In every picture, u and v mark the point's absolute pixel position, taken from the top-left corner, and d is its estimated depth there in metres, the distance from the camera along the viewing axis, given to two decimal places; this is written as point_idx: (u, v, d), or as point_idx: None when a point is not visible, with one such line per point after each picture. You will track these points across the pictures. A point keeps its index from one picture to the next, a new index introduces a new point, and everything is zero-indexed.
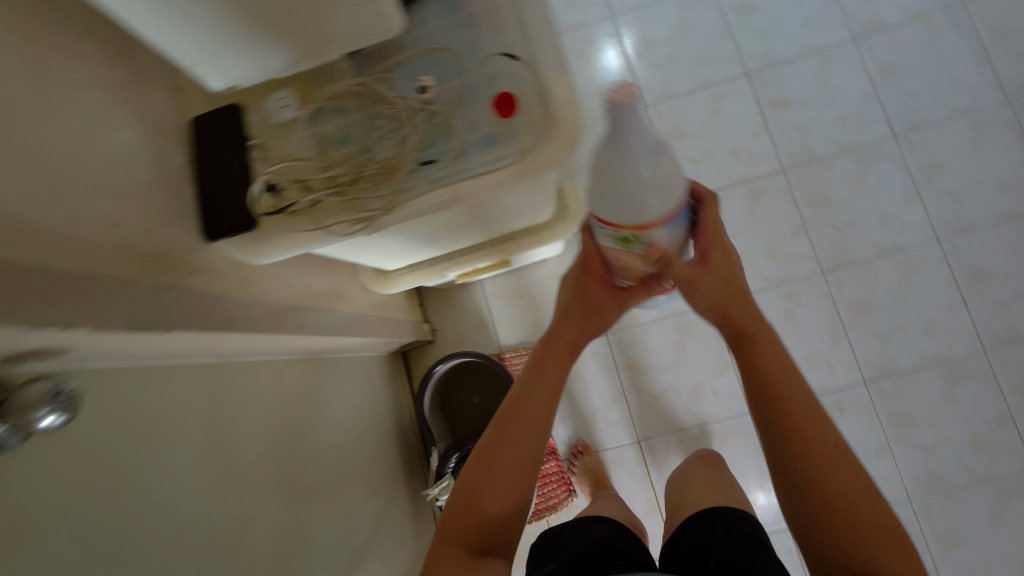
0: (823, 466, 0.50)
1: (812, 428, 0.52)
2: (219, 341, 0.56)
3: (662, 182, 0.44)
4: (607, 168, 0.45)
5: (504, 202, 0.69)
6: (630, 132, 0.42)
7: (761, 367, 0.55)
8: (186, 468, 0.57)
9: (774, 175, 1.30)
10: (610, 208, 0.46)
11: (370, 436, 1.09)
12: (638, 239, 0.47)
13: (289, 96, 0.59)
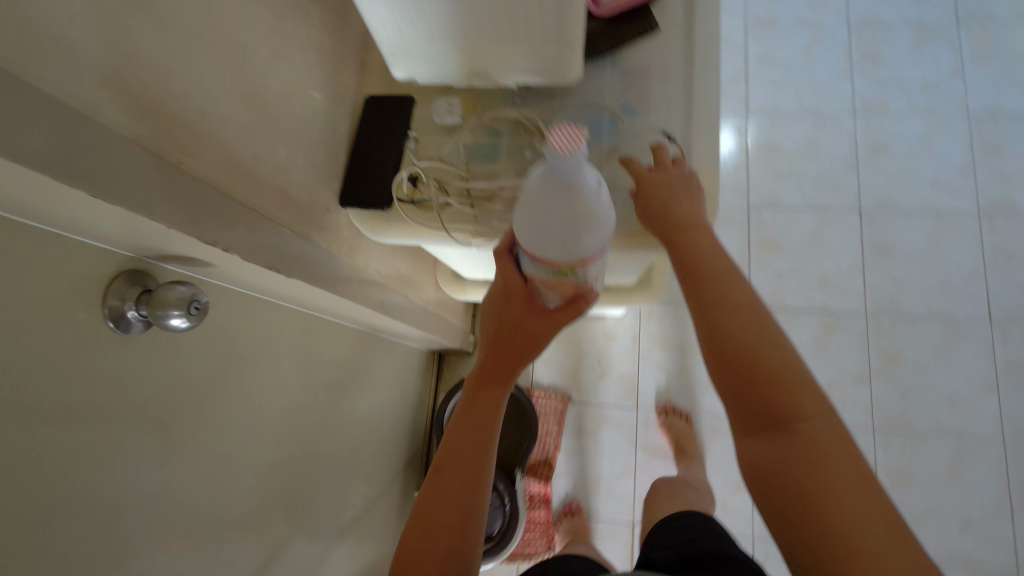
0: (772, 361, 0.43)
1: (753, 319, 0.45)
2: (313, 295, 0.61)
3: (597, 218, 0.41)
4: (539, 207, 0.41)
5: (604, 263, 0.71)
6: (566, 167, 0.38)
7: (699, 268, 0.49)
8: (242, 395, 0.61)
9: (856, 316, 1.28)
10: (539, 241, 0.42)
11: (388, 420, 1.11)
12: (575, 272, 0.44)
13: (458, 106, 0.64)
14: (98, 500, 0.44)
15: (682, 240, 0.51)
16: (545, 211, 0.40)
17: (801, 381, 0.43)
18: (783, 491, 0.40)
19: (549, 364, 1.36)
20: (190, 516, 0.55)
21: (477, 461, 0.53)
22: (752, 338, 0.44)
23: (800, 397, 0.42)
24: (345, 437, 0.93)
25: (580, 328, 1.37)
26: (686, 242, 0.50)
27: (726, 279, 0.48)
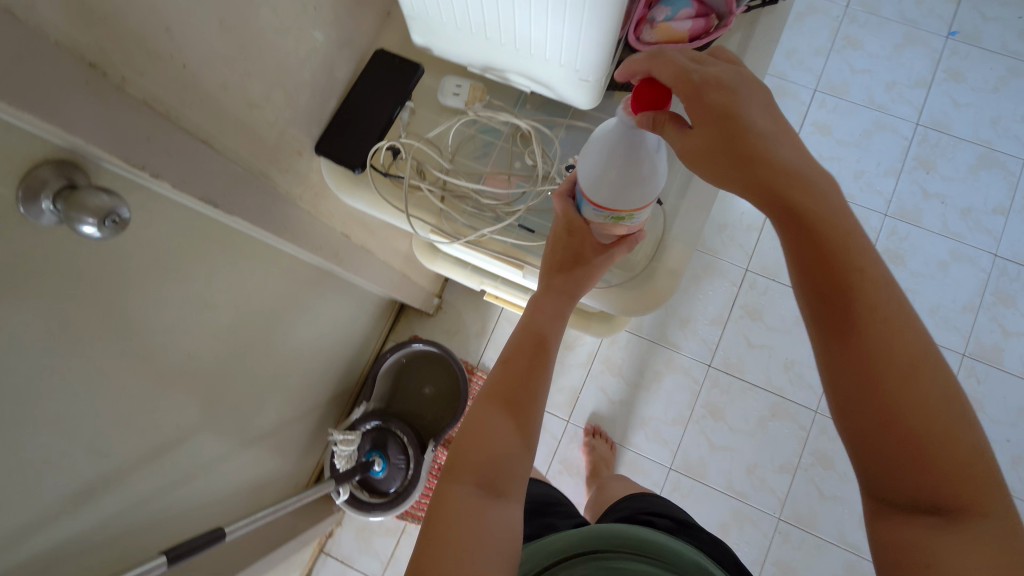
0: (923, 401, 0.37)
1: (899, 349, 0.38)
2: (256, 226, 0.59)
3: (657, 175, 0.45)
4: (595, 153, 0.45)
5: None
6: (630, 125, 0.43)
7: (835, 266, 0.40)
8: (164, 301, 0.61)
9: (805, 409, 1.29)
10: (595, 185, 0.46)
11: (325, 353, 1.13)
12: (631, 218, 0.48)
13: (464, 91, 0.61)
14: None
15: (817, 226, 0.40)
16: (599, 157, 0.45)
17: (958, 428, 0.37)
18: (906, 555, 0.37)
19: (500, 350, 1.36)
20: (74, 401, 0.56)
21: (529, 379, 0.51)
22: (895, 370, 0.38)
23: (962, 481, 0.36)
24: (272, 359, 0.93)
25: None
26: (819, 233, 0.40)
27: (870, 291, 0.39)
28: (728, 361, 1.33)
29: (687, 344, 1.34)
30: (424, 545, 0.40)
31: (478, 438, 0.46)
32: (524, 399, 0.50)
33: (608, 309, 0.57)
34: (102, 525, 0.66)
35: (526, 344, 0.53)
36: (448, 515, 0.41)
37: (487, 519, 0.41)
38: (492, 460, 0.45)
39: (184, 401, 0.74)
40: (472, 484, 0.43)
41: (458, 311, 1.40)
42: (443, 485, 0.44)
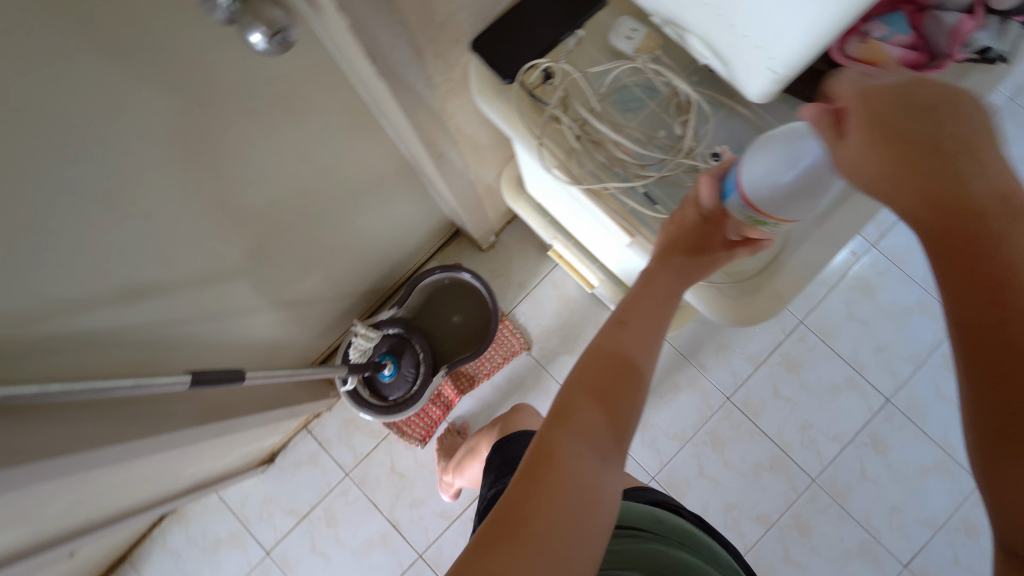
0: None
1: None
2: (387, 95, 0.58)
3: (823, 194, 0.42)
4: (766, 153, 0.43)
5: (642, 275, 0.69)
6: (814, 136, 0.39)
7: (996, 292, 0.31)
8: (273, 138, 0.61)
9: (803, 473, 1.27)
10: (754, 184, 0.44)
11: (378, 246, 1.13)
12: (770, 225, 0.46)
13: (639, 37, 0.58)
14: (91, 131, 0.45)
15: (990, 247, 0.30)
16: (768, 159, 0.42)
17: None
18: None
19: (535, 307, 1.36)
20: (161, 204, 0.56)
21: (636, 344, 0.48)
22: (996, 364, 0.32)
23: None
24: (331, 234, 0.94)
25: (583, 300, 1.36)
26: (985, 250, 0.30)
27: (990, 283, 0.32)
28: (748, 400, 1.31)
29: (715, 370, 1.32)
30: (528, 490, 0.36)
31: (588, 393, 0.43)
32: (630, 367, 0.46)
33: (716, 318, 0.55)
34: (144, 324, 0.68)
35: (637, 314, 0.50)
36: (559, 465, 0.37)
37: (597, 479, 0.38)
38: (599, 418, 0.42)
39: (250, 241, 0.75)
40: (585, 440, 0.40)
41: (509, 255, 1.39)
42: (548, 431, 0.40)
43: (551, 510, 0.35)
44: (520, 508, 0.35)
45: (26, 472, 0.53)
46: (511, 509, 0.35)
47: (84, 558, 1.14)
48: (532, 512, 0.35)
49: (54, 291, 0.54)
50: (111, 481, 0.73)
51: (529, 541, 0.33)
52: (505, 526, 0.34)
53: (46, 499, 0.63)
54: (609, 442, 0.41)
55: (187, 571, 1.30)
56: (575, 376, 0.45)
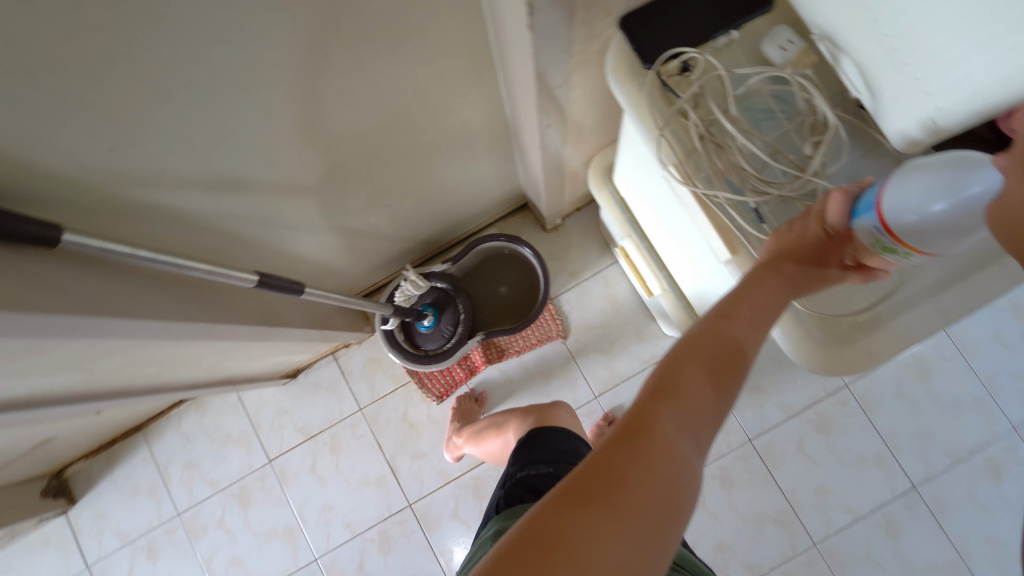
0: None
1: None
2: (521, 51, 0.57)
3: (972, 234, 0.39)
4: (919, 180, 0.40)
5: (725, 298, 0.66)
6: (990, 171, 0.37)
7: None
8: (397, 65, 0.61)
9: (805, 534, 1.24)
10: (897, 208, 0.41)
11: (450, 199, 1.14)
12: (902, 254, 0.44)
13: (792, 50, 0.54)
14: (241, 15, 0.45)
15: None
16: (924, 187, 0.39)
17: None
18: None
19: (582, 298, 1.35)
20: (277, 103, 0.57)
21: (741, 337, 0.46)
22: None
23: None
24: (412, 175, 0.94)
25: (631, 305, 1.34)
26: None
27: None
28: (769, 448, 1.28)
29: (744, 409, 1.29)
30: (619, 457, 0.36)
31: (685, 378, 0.42)
32: (733, 357, 0.45)
33: (793, 355, 0.53)
34: (228, 214, 0.70)
35: (745, 309, 0.48)
36: (652, 440, 0.37)
37: (688, 463, 0.37)
38: (695, 404, 0.41)
39: (341, 161, 0.76)
40: (679, 421, 0.39)
41: (569, 241, 1.37)
42: (643, 407, 0.40)
43: (642, 482, 0.35)
44: (612, 476, 0.35)
45: (99, 324, 0.56)
46: (602, 475, 0.35)
47: (106, 418, 1.20)
48: (621, 479, 0.35)
49: (161, 160, 0.55)
50: (160, 355, 0.76)
51: (619, 507, 0.34)
52: (595, 486, 0.35)
53: (105, 355, 0.66)
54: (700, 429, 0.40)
55: (192, 457, 1.36)
56: (670, 358, 0.45)
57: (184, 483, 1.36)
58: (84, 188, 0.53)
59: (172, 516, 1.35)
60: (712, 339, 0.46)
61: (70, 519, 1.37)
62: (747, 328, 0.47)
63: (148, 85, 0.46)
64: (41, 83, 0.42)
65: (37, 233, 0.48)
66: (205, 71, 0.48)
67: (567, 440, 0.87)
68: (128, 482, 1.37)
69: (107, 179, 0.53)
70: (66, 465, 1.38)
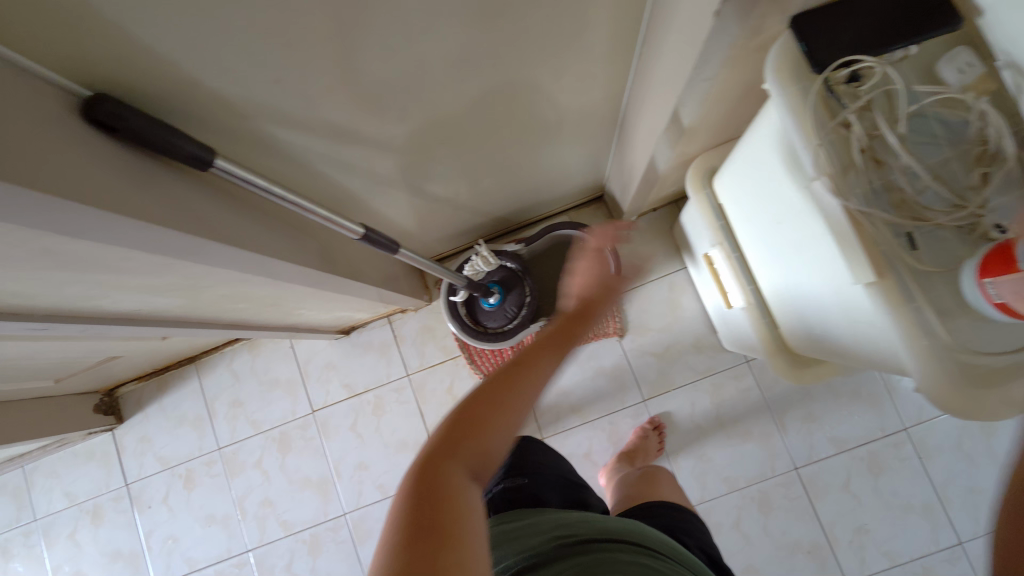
0: None
1: None
2: (685, 34, 0.55)
3: None
4: None
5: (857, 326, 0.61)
6: None
7: None
8: (547, 35, 0.60)
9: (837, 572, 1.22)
10: None
11: (535, 180, 1.13)
12: None
13: (976, 74, 0.50)
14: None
15: None
16: None
17: None
18: None
19: (643, 300, 1.33)
20: (426, 52, 0.56)
21: (535, 343, 0.57)
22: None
23: None
24: (511, 150, 0.93)
25: (693, 314, 1.32)
26: None
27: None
28: (814, 479, 1.25)
29: (794, 437, 1.26)
30: (448, 499, 0.43)
31: (494, 416, 0.50)
32: (528, 357, 0.55)
33: (923, 391, 0.51)
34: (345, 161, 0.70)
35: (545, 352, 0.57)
36: (451, 480, 0.44)
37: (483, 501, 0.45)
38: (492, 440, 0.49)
39: (456, 124, 0.76)
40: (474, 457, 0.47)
41: (639, 241, 1.35)
42: (444, 454, 0.46)
43: (456, 502, 0.43)
44: (445, 515, 0.41)
45: (218, 249, 0.56)
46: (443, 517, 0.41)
47: (168, 345, 1.23)
48: (456, 516, 0.42)
49: (306, 93, 0.55)
50: (255, 292, 0.77)
51: (449, 529, 0.40)
52: (429, 524, 0.40)
53: (209, 283, 0.67)
54: (511, 410, 0.51)
55: (239, 397, 1.39)
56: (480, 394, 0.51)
57: (228, 420, 1.39)
58: (231, 107, 0.53)
59: (213, 450, 1.38)
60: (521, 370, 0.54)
61: (115, 436, 1.41)
62: (549, 345, 0.57)
63: (323, 13, 0.46)
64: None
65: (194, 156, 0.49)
66: (377, 6, 0.47)
67: (544, 453, 1.00)
68: (174, 411, 1.40)
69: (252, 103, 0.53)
70: (119, 385, 1.42)
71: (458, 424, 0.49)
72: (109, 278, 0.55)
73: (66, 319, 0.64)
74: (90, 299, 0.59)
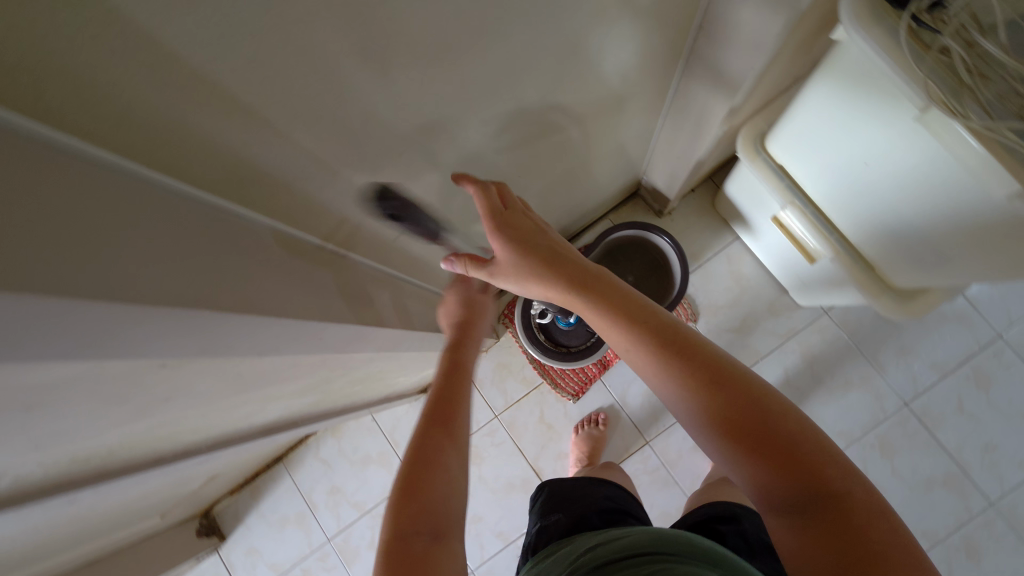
0: (778, 417, 0.49)
1: (751, 389, 0.51)
2: None
3: None
4: None
5: (999, 237, 0.61)
6: None
7: (690, 346, 0.53)
8: (609, 32, 0.61)
9: (980, 495, 1.20)
10: None
11: (580, 192, 1.14)
12: None
13: None
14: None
15: (705, 357, 0.53)
16: None
17: (791, 434, 0.48)
18: (794, 482, 0.47)
19: (705, 280, 1.33)
20: (506, 76, 0.57)
21: (427, 419, 0.63)
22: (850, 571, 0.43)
23: (807, 467, 0.47)
24: (562, 164, 0.94)
25: (759, 280, 1.31)
26: (668, 327, 0.55)
27: (836, 475, 0.47)
28: (927, 410, 1.23)
29: (894, 374, 1.25)
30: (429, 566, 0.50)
31: (427, 480, 0.57)
32: (438, 408, 0.64)
33: None
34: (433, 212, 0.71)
35: (446, 407, 0.64)
36: (422, 551, 0.51)
37: (451, 554, 0.53)
38: (430, 499, 0.56)
39: (519, 146, 0.77)
40: (426, 516, 0.54)
41: (684, 224, 1.36)
42: (403, 530, 0.53)
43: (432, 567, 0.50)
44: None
45: (350, 329, 0.56)
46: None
47: (261, 450, 1.21)
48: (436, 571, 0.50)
49: (403, 142, 0.56)
50: (372, 368, 0.76)
51: None
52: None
53: (342, 368, 0.66)
54: (439, 447, 0.60)
55: (335, 482, 1.37)
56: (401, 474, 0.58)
57: (330, 509, 1.36)
58: (349, 183, 0.54)
59: (323, 543, 1.35)
60: (416, 439, 0.61)
61: (222, 557, 1.39)
62: (440, 401, 0.65)
63: (432, 59, 0.47)
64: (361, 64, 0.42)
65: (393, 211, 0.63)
66: (475, 38, 0.48)
67: (580, 483, 0.92)
68: (275, 514, 1.38)
69: (366, 170, 0.54)
70: (213, 503, 1.39)
71: (407, 497, 0.55)
72: (268, 390, 0.54)
73: (219, 442, 0.64)
74: (249, 415, 0.59)
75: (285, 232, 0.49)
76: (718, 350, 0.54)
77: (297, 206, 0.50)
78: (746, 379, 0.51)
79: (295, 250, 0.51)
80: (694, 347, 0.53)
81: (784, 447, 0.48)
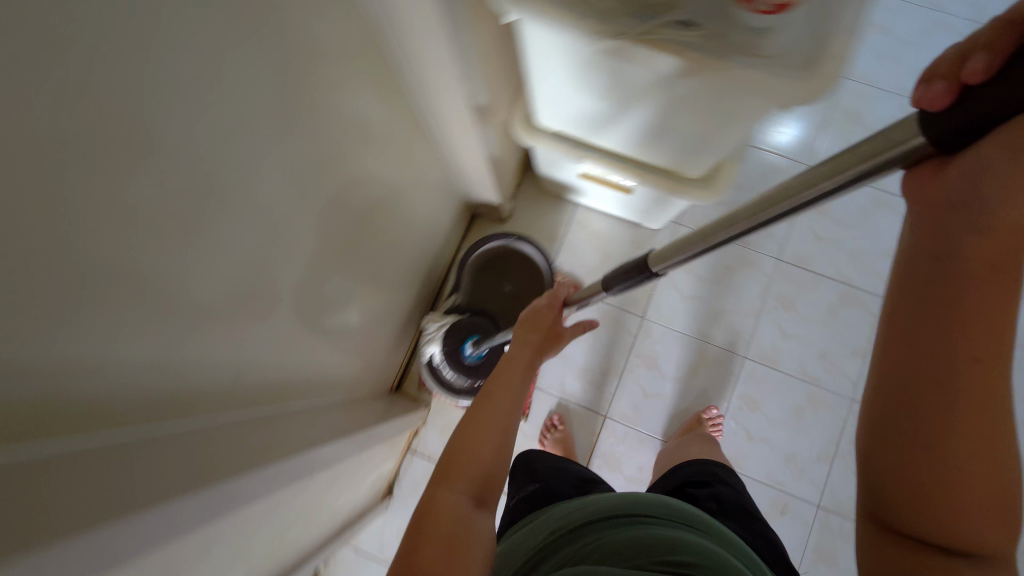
0: (995, 499, 0.45)
1: (997, 464, 0.45)
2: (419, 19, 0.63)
3: None
4: None
5: (719, 107, 0.71)
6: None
7: (996, 395, 0.45)
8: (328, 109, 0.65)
9: (871, 296, 1.35)
10: None
11: (418, 240, 1.17)
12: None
13: None
14: (249, 115, 0.48)
15: (991, 419, 0.45)
16: None
17: (986, 513, 0.45)
18: (944, 528, 0.46)
19: (572, 253, 1.40)
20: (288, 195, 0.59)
21: (484, 394, 0.75)
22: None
23: (968, 530, 0.45)
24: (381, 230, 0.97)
25: (614, 228, 1.41)
26: (997, 369, 0.44)
27: (977, 545, 0.45)
28: (797, 255, 1.38)
29: (759, 241, 1.38)
30: (444, 526, 0.58)
31: (469, 451, 0.67)
32: (491, 390, 0.75)
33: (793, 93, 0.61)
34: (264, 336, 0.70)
35: (498, 387, 0.76)
36: (449, 513, 0.60)
37: (473, 518, 0.61)
38: (466, 467, 0.65)
39: None
40: (457, 484, 0.63)
41: (528, 218, 1.43)
42: (438, 493, 0.62)
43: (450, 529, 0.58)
44: (445, 544, 0.56)
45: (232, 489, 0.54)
46: (437, 544, 0.56)
47: None
48: (448, 532, 0.58)
49: None
50: (290, 509, 0.73)
51: (443, 542, 0.56)
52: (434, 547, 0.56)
53: (253, 526, 0.63)
54: (483, 420, 0.71)
55: None
56: (453, 441, 0.69)
57: None
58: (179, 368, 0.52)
59: None
60: (469, 416, 0.72)
61: None
62: (500, 378, 0.77)
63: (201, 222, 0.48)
64: (146, 266, 0.42)
65: (970, 121, 0.34)
66: None
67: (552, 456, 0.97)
68: None
69: None
70: None
71: (446, 466, 0.66)
72: None
73: None
74: None
75: (116, 445, 0.46)
76: (1009, 438, 0.45)
77: (130, 414, 0.47)
78: (1001, 457, 0.45)
79: (133, 458, 0.46)
80: (983, 413, 0.44)
81: (977, 508, 0.45)
